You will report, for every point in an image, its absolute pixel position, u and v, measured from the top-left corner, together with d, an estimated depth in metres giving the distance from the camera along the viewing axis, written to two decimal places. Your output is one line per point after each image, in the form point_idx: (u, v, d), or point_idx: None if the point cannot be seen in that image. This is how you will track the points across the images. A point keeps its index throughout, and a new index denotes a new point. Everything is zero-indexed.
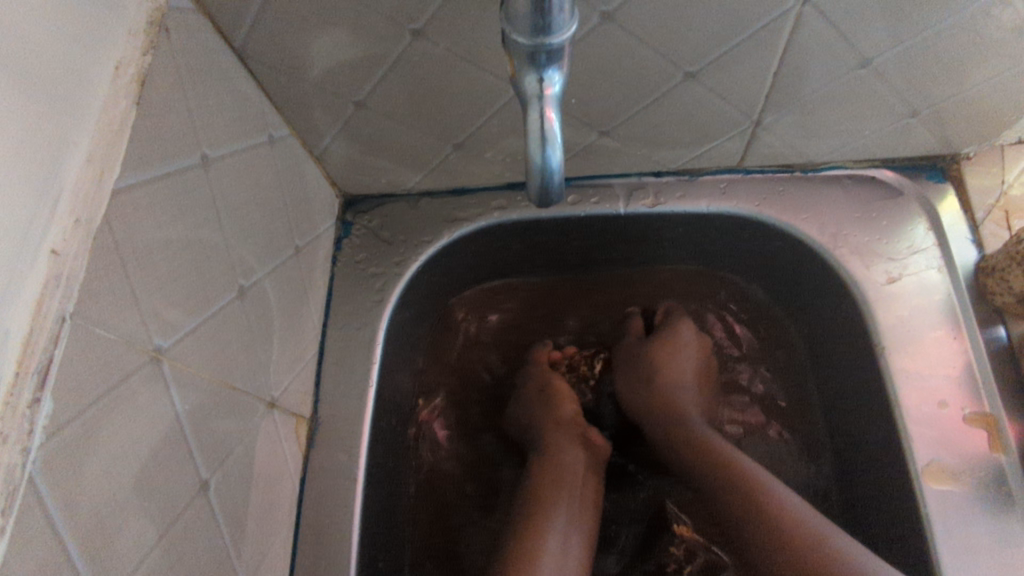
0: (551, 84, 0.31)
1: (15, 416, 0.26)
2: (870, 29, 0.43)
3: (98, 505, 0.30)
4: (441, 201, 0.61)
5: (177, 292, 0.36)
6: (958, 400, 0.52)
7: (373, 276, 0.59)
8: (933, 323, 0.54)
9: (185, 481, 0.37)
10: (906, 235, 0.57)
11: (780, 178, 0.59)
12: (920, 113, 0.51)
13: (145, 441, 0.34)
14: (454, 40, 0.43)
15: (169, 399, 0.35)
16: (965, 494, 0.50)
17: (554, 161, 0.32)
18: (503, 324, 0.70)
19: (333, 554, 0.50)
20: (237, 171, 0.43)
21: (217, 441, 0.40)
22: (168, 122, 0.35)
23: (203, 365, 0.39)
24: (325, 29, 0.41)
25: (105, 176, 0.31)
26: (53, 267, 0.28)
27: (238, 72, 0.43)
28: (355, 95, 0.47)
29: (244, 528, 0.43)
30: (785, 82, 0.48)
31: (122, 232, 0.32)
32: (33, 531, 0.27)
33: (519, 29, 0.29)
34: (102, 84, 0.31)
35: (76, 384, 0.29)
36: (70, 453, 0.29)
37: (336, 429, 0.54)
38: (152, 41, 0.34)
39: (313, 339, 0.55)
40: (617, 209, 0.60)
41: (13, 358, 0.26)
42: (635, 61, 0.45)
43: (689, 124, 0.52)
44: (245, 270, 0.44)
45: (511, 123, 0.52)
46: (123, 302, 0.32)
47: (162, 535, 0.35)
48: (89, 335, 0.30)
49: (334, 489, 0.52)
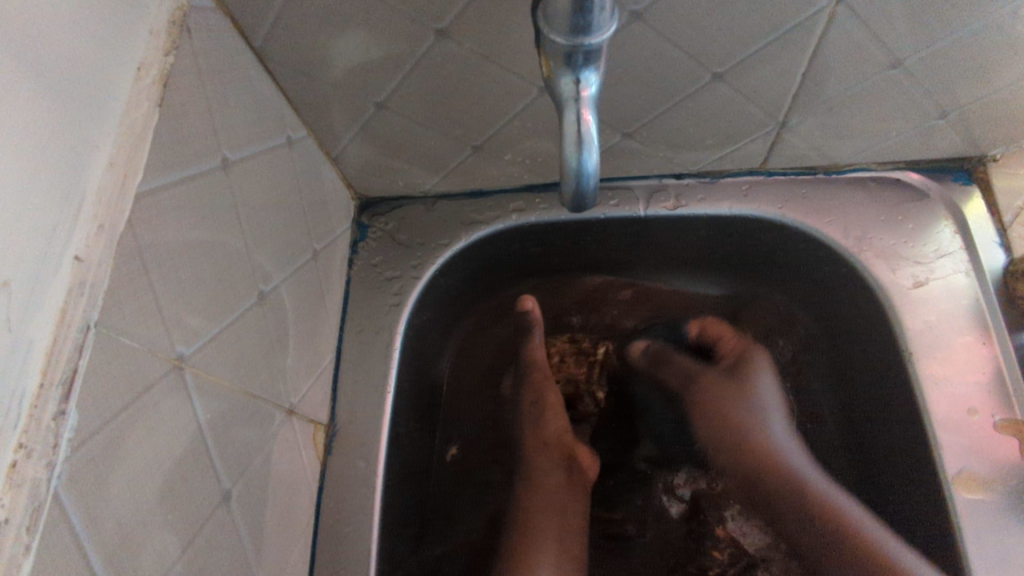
0: (588, 85, 0.30)
1: (40, 428, 0.25)
2: (901, 29, 0.42)
3: (124, 520, 0.29)
4: (458, 203, 0.60)
5: (200, 298, 0.36)
6: (988, 406, 0.51)
7: (390, 279, 0.58)
8: (962, 328, 0.53)
9: (209, 490, 0.36)
10: (933, 237, 0.56)
11: (803, 181, 0.58)
12: (949, 115, 0.50)
13: (169, 452, 0.33)
14: (477, 40, 0.42)
15: (191, 408, 0.35)
16: (997, 502, 0.49)
17: (591, 165, 0.31)
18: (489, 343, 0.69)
19: (351, 563, 0.50)
20: (258, 174, 0.42)
21: (238, 451, 0.39)
22: (190, 125, 0.35)
23: (224, 373, 0.38)
24: (346, 30, 0.40)
25: (129, 179, 0.30)
26: (78, 273, 0.27)
27: (258, 73, 0.42)
28: (374, 96, 0.46)
29: (265, 537, 0.43)
30: (813, 83, 0.47)
31: (146, 237, 0.31)
32: (59, 547, 0.26)
33: (556, 28, 0.28)
34: (123, 86, 0.30)
35: (101, 395, 0.28)
36: (95, 467, 0.28)
37: (354, 435, 0.53)
38: (174, 42, 0.33)
39: (330, 344, 0.54)
40: (638, 212, 0.59)
41: (38, 368, 0.25)
42: (662, 60, 0.44)
43: (714, 127, 0.52)
44: (265, 275, 0.43)
45: (534, 124, 0.51)
46: (147, 310, 0.31)
47: (187, 546, 0.34)
48: (112, 343, 0.29)
49: (353, 496, 0.51)
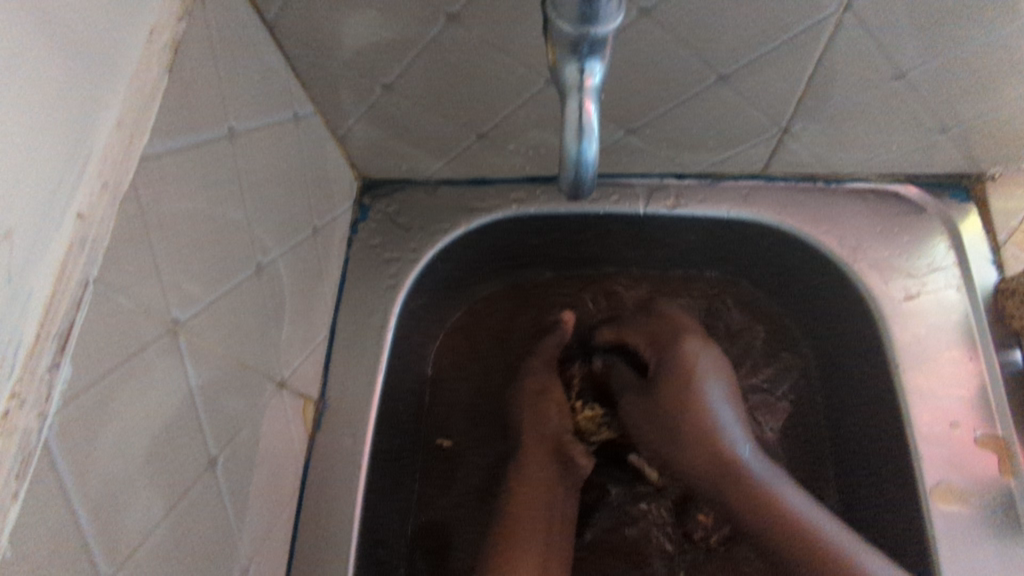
0: (592, 75, 0.31)
1: (33, 379, 0.25)
2: (907, 41, 0.42)
3: (110, 477, 0.30)
4: (460, 190, 0.61)
5: (198, 265, 0.36)
6: (970, 420, 0.52)
7: (388, 262, 0.59)
8: (949, 343, 0.54)
9: (195, 454, 0.37)
10: (927, 252, 0.57)
11: (802, 188, 0.59)
12: (950, 130, 0.51)
13: (158, 413, 0.33)
14: (487, 27, 0.42)
15: (183, 371, 0.35)
16: (972, 515, 0.50)
17: (590, 154, 0.31)
18: (492, 323, 0.68)
19: (334, 537, 0.50)
20: (262, 147, 0.43)
21: (226, 418, 0.40)
22: (199, 93, 0.35)
23: (218, 340, 0.38)
24: (358, 11, 0.40)
25: (135, 140, 0.30)
26: (80, 229, 0.28)
27: (268, 47, 0.42)
28: (383, 77, 0.47)
29: (248, 507, 0.43)
30: (816, 91, 0.47)
31: (149, 200, 0.32)
32: (46, 497, 0.26)
33: (564, 16, 0.28)
34: (134, 50, 0.31)
35: (95, 351, 0.28)
36: (84, 422, 0.28)
37: (343, 412, 0.54)
38: (187, 9, 0.34)
39: (325, 321, 0.55)
40: (638, 209, 0.60)
41: (36, 320, 0.26)
42: (669, 59, 0.45)
43: (718, 129, 0.52)
44: (264, 247, 0.44)
45: (539, 116, 0.51)
46: (145, 271, 0.32)
47: (170, 509, 0.34)
48: (110, 302, 0.29)
49: (339, 474, 0.52)
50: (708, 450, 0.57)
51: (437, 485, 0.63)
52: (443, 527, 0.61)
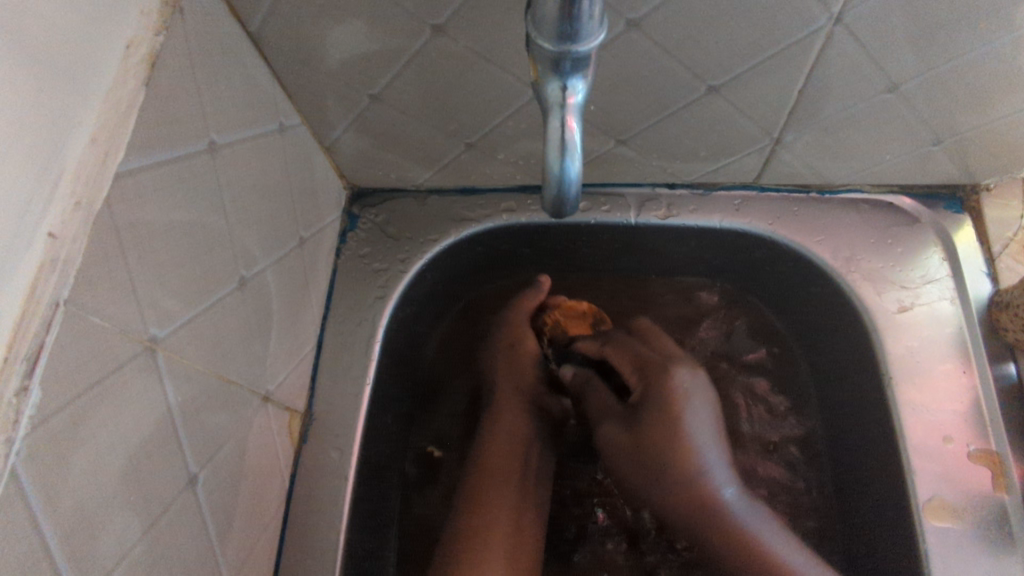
0: (575, 93, 0.30)
1: (0, 404, 0.25)
2: (898, 54, 0.42)
3: (84, 499, 0.29)
4: (450, 199, 0.60)
5: (177, 282, 0.36)
6: (964, 434, 0.52)
7: (376, 272, 0.58)
8: (943, 356, 0.54)
9: (175, 472, 0.36)
10: (921, 264, 0.56)
11: (795, 199, 0.58)
12: (944, 141, 0.50)
13: (135, 433, 0.33)
14: (473, 38, 0.41)
15: (162, 389, 0.35)
16: (966, 531, 0.49)
17: (573, 171, 0.31)
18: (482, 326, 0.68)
19: (319, 551, 0.49)
20: (245, 159, 0.42)
21: (208, 434, 0.39)
22: (177, 107, 0.35)
23: (199, 357, 0.38)
24: (342, 23, 0.40)
25: (111, 157, 0.30)
26: (50, 250, 0.27)
27: (252, 58, 0.42)
28: (369, 88, 0.46)
29: (231, 524, 0.42)
30: (808, 102, 0.47)
31: (124, 217, 0.31)
32: (15, 522, 0.26)
33: (545, 33, 0.28)
34: (110, 65, 0.30)
35: (67, 373, 0.28)
36: (56, 444, 0.28)
37: (330, 424, 0.53)
38: (165, 22, 0.33)
39: (312, 333, 0.54)
40: (629, 219, 0.59)
41: (3, 344, 0.25)
42: (658, 71, 0.44)
43: (710, 139, 0.51)
44: (248, 261, 0.43)
45: (528, 126, 0.51)
46: (121, 290, 0.31)
47: (147, 530, 0.34)
48: (83, 323, 0.29)
49: (325, 487, 0.51)
50: (696, 493, 0.56)
51: (422, 482, 0.62)
52: (428, 520, 0.60)
